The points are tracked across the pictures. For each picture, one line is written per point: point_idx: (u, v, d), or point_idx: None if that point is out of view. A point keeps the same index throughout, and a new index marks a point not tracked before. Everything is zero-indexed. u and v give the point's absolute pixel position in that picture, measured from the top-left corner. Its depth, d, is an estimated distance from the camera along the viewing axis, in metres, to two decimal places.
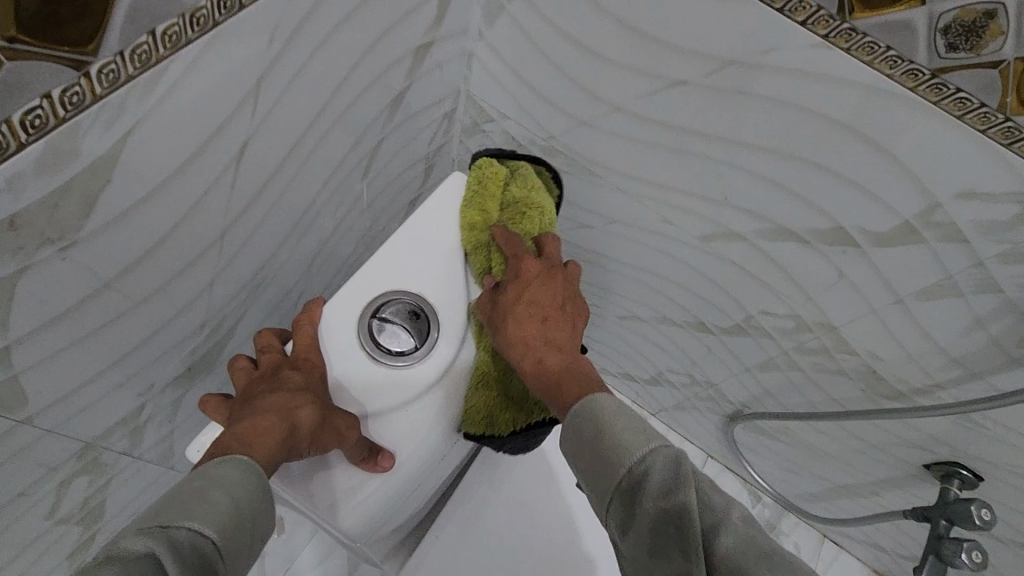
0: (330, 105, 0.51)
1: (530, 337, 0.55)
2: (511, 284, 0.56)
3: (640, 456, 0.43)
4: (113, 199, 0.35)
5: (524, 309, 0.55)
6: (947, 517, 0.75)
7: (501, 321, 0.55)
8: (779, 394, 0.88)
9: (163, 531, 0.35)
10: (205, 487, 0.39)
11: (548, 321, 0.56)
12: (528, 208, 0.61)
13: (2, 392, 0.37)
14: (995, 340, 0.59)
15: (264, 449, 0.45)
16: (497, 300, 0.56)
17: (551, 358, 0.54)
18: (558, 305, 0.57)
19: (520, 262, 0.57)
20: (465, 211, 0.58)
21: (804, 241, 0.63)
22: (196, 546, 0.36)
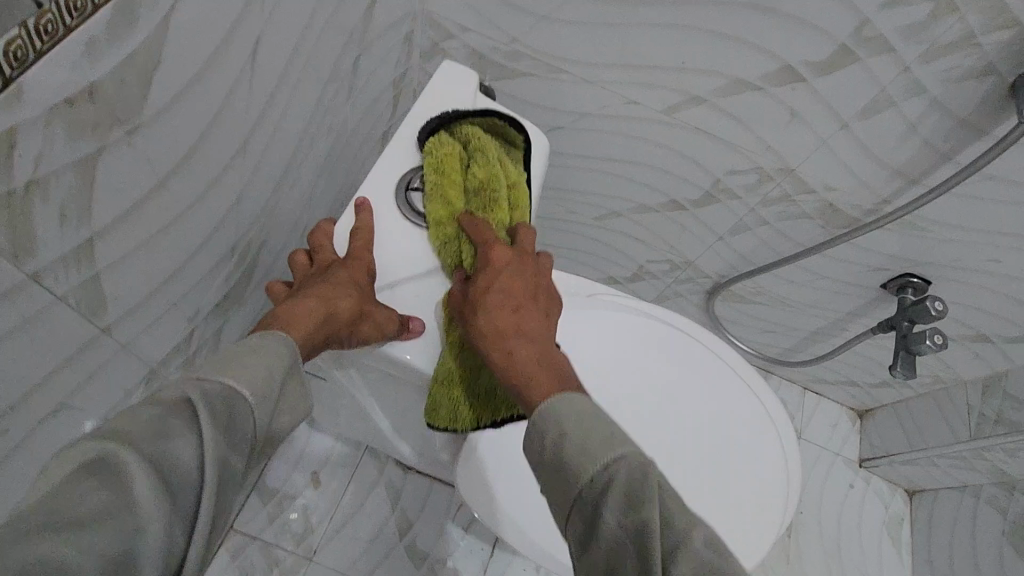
0: (317, 11, 0.54)
1: (500, 329, 0.50)
2: (480, 274, 0.53)
3: (605, 464, 0.39)
4: (165, 82, 0.37)
5: (496, 296, 0.51)
6: (908, 318, 0.86)
7: (471, 315, 0.51)
8: (751, 255, 0.98)
9: (198, 383, 0.33)
10: (244, 350, 0.37)
11: (520, 310, 0.51)
12: (495, 193, 0.57)
13: (90, 293, 0.39)
14: (926, 141, 0.69)
15: (302, 329, 0.43)
16: (468, 291, 0.53)
17: (520, 350, 0.48)
18: (529, 292, 0.53)
19: (487, 245, 0.53)
20: (432, 206, 0.57)
21: (757, 88, 0.71)
22: (231, 403, 0.33)
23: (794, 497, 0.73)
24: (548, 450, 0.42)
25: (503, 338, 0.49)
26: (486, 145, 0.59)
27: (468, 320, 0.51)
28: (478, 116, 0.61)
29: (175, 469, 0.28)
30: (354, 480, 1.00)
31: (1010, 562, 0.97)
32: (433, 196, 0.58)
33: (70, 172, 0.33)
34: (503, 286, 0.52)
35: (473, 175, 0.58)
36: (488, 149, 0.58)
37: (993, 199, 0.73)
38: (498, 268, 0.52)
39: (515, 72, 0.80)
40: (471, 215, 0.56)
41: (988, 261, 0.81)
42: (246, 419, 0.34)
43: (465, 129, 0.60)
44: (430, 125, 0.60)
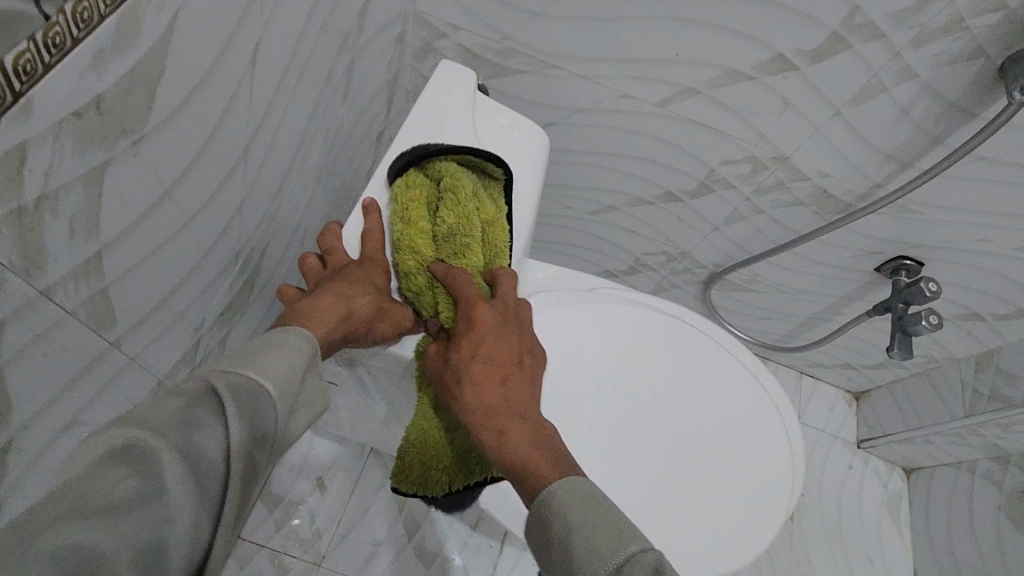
0: (313, 15, 0.54)
1: (489, 407, 0.49)
2: (462, 342, 0.52)
3: (616, 565, 0.36)
4: (169, 91, 0.37)
5: (482, 368, 0.50)
6: (903, 300, 0.88)
7: (456, 388, 0.50)
8: (746, 244, 0.99)
9: (220, 377, 0.33)
10: (267, 344, 0.37)
11: (506, 382, 0.50)
12: (467, 239, 0.57)
13: (100, 307, 0.38)
14: (917, 125, 0.70)
15: (323, 322, 0.44)
16: (451, 361, 0.52)
17: (510, 429, 0.47)
18: (513, 358, 0.52)
19: (469, 310, 0.52)
20: (401, 256, 0.57)
21: (750, 78, 0.71)
22: (253, 397, 0.33)
23: (797, 483, 0.74)
24: (554, 543, 0.39)
25: (491, 417, 0.48)
26: (462, 185, 0.57)
27: (453, 393, 0.50)
28: (452, 150, 0.58)
29: (199, 462, 0.28)
30: (359, 484, 1.00)
31: (1008, 534, 1.00)
32: (402, 241, 0.57)
33: (79, 184, 0.32)
34: (487, 356, 0.51)
35: (446, 221, 0.57)
36: (463, 190, 0.57)
37: (982, 181, 0.74)
38: (479, 335, 0.51)
39: (508, 69, 0.80)
40: (447, 270, 0.55)
41: (979, 242, 0.83)
42: (268, 414, 0.33)
43: (440, 165, 0.58)
44: (399, 160, 0.58)
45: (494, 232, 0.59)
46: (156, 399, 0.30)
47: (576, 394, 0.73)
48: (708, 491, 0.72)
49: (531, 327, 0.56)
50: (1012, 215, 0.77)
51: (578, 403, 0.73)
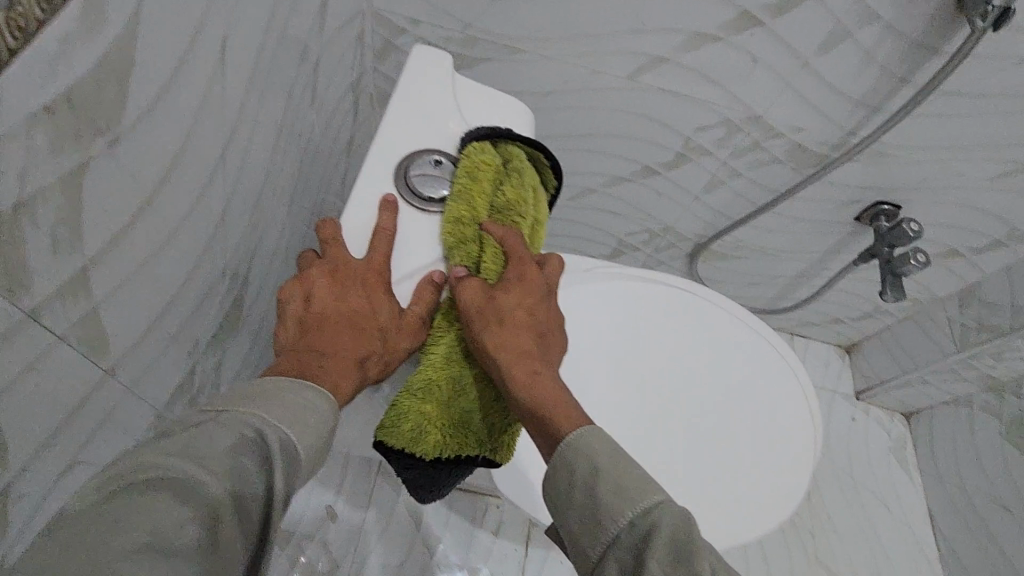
0: (275, 10, 0.52)
1: (526, 351, 0.49)
2: (507, 286, 0.51)
3: (643, 508, 0.39)
4: (139, 88, 0.34)
5: (524, 316, 0.51)
6: (888, 244, 0.90)
7: (492, 324, 0.49)
8: (727, 210, 0.99)
9: (266, 426, 0.34)
10: (304, 405, 0.37)
11: (541, 337, 0.51)
12: (521, 214, 0.54)
13: (90, 333, 0.35)
14: (883, 67, 0.71)
15: (343, 390, 0.44)
16: (492, 297, 0.50)
17: (544, 376, 0.48)
18: (551, 323, 0.53)
19: (519, 260, 0.52)
20: (455, 203, 0.53)
21: (717, 39, 0.72)
22: (288, 458, 0.35)
23: (813, 453, 0.73)
24: (579, 488, 0.41)
25: (529, 360, 0.49)
26: (525, 172, 0.55)
27: (489, 327, 0.49)
28: (526, 142, 0.56)
29: (242, 510, 0.30)
30: (371, 505, 0.96)
31: (1013, 459, 1.02)
32: (457, 194, 0.53)
33: (56, 189, 0.29)
34: (529, 310, 0.51)
35: (505, 192, 0.54)
36: (527, 176, 0.55)
37: (947, 115, 0.76)
38: (524, 285, 0.52)
39: (474, 59, 0.79)
40: (501, 227, 0.53)
41: (950, 176, 0.85)
42: (295, 476, 0.35)
43: (508, 150, 0.56)
44: (474, 133, 0.56)
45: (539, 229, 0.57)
46: (210, 428, 0.32)
47: (584, 378, 0.72)
48: (722, 465, 0.71)
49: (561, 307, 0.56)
50: (980, 145, 0.80)
51: (592, 381, 0.72)
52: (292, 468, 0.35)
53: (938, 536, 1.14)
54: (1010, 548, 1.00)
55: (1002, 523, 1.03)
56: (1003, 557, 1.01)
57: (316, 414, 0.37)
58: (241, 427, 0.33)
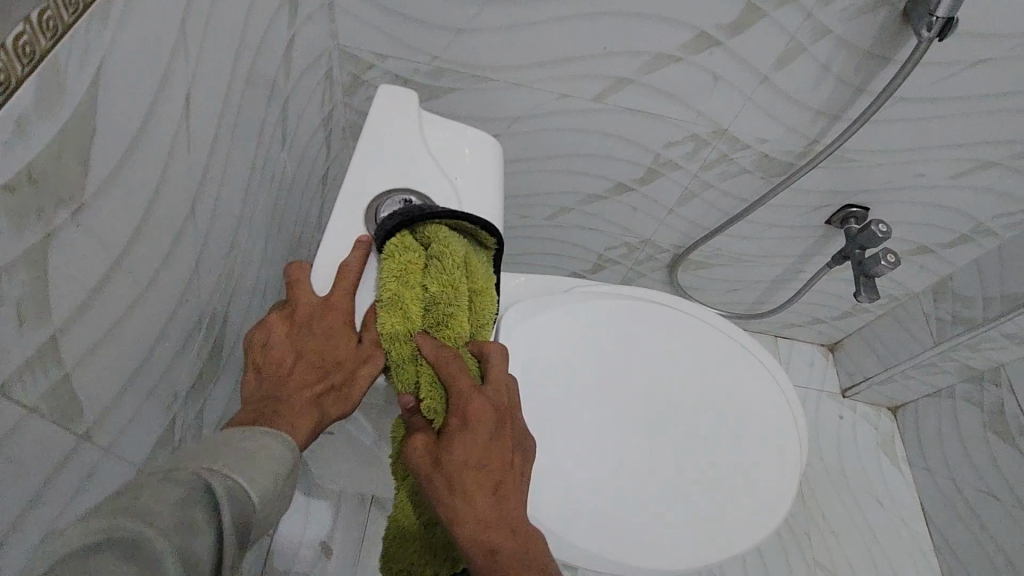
0: (240, 59, 0.52)
1: (484, 518, 0.45)
2: (452, 438, 0.47)
3: None
4: (101, 154, 0.35)
5: (475, 472, 0.46)
6: (859, 246, 0.92)
7: (444, 488, 0.46)
8: (702, 220, 1.01)
9: (213, 475, 0.34)
10: (250, 453, 0.38)
11: (500, 489, 0.47)
12: (453, 312, 0.53)
13: (63, 400, 0.35)
14: (839, 78, 0.74)
15: (302, 427, 0.45)
16: (440, 460, 0.47)
17: (505, 546, 0.44)
18: (507, 460, 0.48)
19: (461, 397, 0.48)
20: (388, 319, 0.52)
21: (677, 59, 0.74)
22: (240, 506, 0.34)
23: (800, 458, 0.74)
24: None
25: (485, 529, 0.45)
26: (451, 252, 0.53)
27: (439, 494, 0.46)
28: (444, 216, 0.54)
29: (196, 566, 0.29)
30: (366, 538, 0.95)
31: (997, 448, 1.03)
32: (387, 306, 0.52)
33: (20, 265, 0.30)
34: (480, 458, 0.47)
35: (434, 291, 0.53)
36: (454, 259, 0.53)
37: (904, 120, 0.79)
38: (474, 432, 0.47)
39: (442, 89, 0.81)
40: (435, 350, 0.51)
41: (912, 177, 0.88)
42: (249, 524, 0.34)
43: (428, 231, 0.54)
44: (386, 225, 0.53)
45: (483, 305, 0.55)
46: (162, 484, 0.31)
47: (567, 396, 0.73)
48: (713, 477, 0.71)
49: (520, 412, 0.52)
50: (938, 146, 0.82)
51: (585, 394, 0.73)
52: (244, 516, 0.34)
53: (931, 529, 1.15)
54: (1001, 537, 1.01)
55: (991, 513, 1.04)
56: (995, 546, 1.02)
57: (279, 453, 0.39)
58: (192, 481, 0.32)
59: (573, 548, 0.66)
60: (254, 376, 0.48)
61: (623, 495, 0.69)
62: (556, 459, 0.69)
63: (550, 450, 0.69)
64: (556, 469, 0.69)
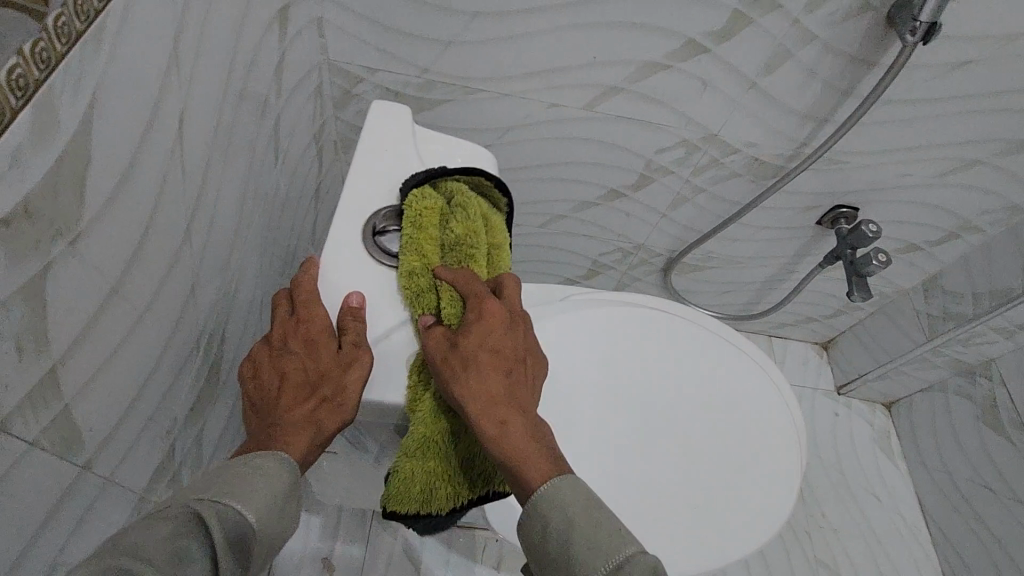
0: (231, 78, 0.52)
1: (496, 395, 0.47)
2: (468, 331, 0.49)
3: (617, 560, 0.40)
4: (96, 182, 0.34)
5: (490, 358, 0.48)
6: (850, 246, 0.92)
7: (459, 370, 0.48)
8: (694, 224, 1.02)
9: (204, 504, 0.35)
10: (246, 473, 0.38)
11: (513, 376, 0.49)
12: (474, 248, 0.53)
13: (63, 432, 0.34)
14: (826, 82, 0.75)
15: (298, 446, 0.44)
16: (456, 347, 0.49)
17: (517, 424, 0.47)
18: (519, 357, 0.50)
19: (478, 300, 0.50)
20: (406, 257, 0.53)
21: (666, 67, 0.74)
22: (233, 530, 0.36)
23: (801, 458, 0.75)
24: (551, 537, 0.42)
25: (498, 406, 0.47)
26: (470, 202, 0.55)
27: (455, 377, 0.47)
28: (462, 174, 0.57)
29: None
30: (368, 553, 0.94)
31: (991, 441, 1.05)
32: (406, 244, 0.53)
33: (17, 299, 0.29)
34: (495, 349, 0.49)
35: (454, 230, 0.53)
36: (472, 209, 0.55)
37: (890, 122, 0.80)
38: (490, 327, 0.49)
39: (433, 101, 0.81)
40: (454, 274, 0.51)
41: (900, 177, 0.89)
42: (247, 544, 0.36)
43: (450, 186, 0.56)
44: (411, 180, 0.56)
45: (498, 257, 0.56)
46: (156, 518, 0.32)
47: (567, 404, 0.72)
48: (715, 481, 0.71)
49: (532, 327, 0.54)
50: (924, 146, 0.83)
51: (586, 400, 0.73)
52: (241, 538, 0.36)
53: (929, 523, 1.16)
54: (998, 529, 1.02)
55: (987, 505, 1.05)
56: (992, 539, 1.03)
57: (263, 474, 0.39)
58: (186, 512, 0.34)
59: None
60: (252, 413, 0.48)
61: (626, 501, 0.69)
62: None
63: None
64: None
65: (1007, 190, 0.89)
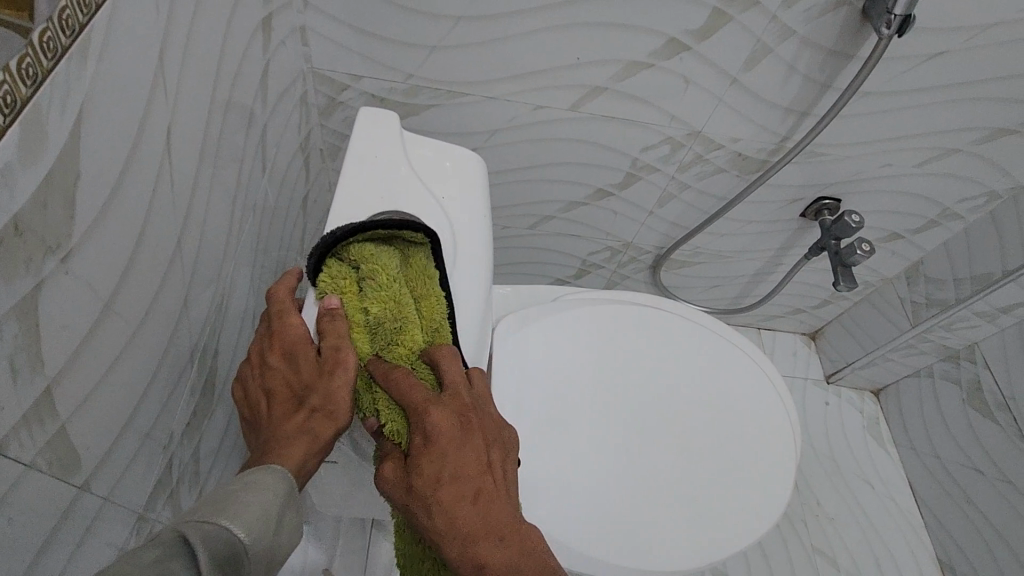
0: (217, 89, 0.52)
1: (468, 532, 0.44)
2: (419, 458, 0.45)
3: None
4: (86, 197, 0.34)
5: (449, 486, 0.44)
6: (834, 237, 0.94)
7: (423, 512, 0.45)
8: (682, 220, 1.03)
9: (193, 524, 0.33)
10: (237, 490, 0.37)
11: (480, 497, 0.45)
12: (401, 325, 0.51)
13: (60, 453, 0.34)
14: (806, 76, 0.76)
15: (294, 456, 0.43)
16: (412, 484, 0.45)
17: (494, 559, 0.43)
18: (482, 466, 0.46)
19: (420, 418, 0.46)
20: None
21: (649, 65, 0.75)
22: (225, 548, 0.33)
23: (795, 445, 0.76)
24: None
25: (472, 545, 0.44)
26: (384, 270, 0.51)
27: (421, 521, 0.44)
28: (367, 230, 0.52)
29: None
30: (368, 561, 0.94)
31: (978, 423, 1.07)
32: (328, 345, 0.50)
33: (11, 317, 0.29)
34: (454, 472, 0.45)
35: (374, 314, 0.50)
36: (388, 278, 0.51)
37: (869, 113, 0.81)
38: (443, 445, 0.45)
39: (419, 106, 0.81)
40: (386, 370, 0.49)
41: (880, 168, 0.91)
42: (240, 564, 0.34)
43: (354, 254, 0.52)
44: (313, 261, 0.52)
45: (430, 309, 0.53)
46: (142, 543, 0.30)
47: (565, 403, 0.73)
48: (712, 470, 0.72)
49: (492, 414, 0.50)
50: (903, 136, 0.85)
51: (583, 398, 0.74)
52: (233, 558, 0.34)
53: (921, 507, 1.18)
54: (989, 510, 1.04)
55: (978, 487, 1.07)
56: (984, 520, 1.05)
57: (254, 486, 0.38)
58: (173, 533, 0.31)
59: (583, 555, 0.67)
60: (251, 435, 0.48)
61: (626, 496, 0.69)
62: (559, 466, 0.70)
63: (554, 458, 0.70)
64: (560, 477, 0.69)
65: (984, 177, 0.91)
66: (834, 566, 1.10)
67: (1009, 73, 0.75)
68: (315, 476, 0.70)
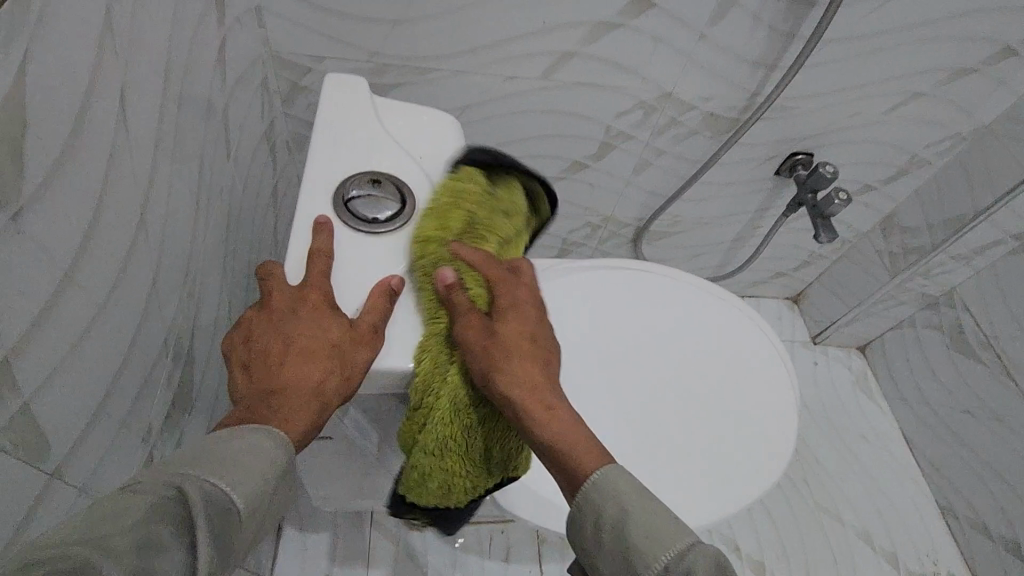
0: (173, 58, 0.49)
1: (535, 382, 0.49)
2: (507, 317, 0.50)
3: (677, 552, 0.40)
4: (35, 151, 0.31)
5: (528, 345, 0.50)
6: (811, 190, 0.95)
7: (504, 361, 0.48)
8: (659, 188, 1.02)
9: (187, 481, 0.31)
10: (238, 448, 0.35)
11: (548, 364, 0.51)
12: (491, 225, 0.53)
13: (20, 432, 0.31)
14: (771, 28, 0.76)
15: (302, 423, 0.42)
16: (499, 333, 0.49)
17: (559, 407, 0.49)
18: (547, 342, 0.53)
19: (508, 284, 0.51)
20: (421, 234, 0.50)
21: (617, 26, 0.74)
22: (218, 511, 0.32)
23: (791, 393, 0.75)
24: (607, 535, 0.43)
25: (541, 391, 0.49)
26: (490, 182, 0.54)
27: (503, 366, 0.47)
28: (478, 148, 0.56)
29: None
30: (371, 558, 0.91)
31: (963, 365, 1.08)
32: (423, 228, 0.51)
33: None
34: (531, 336, 0.51)
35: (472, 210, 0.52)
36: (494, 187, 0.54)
37: (833, 63, 0.82)
38: (521, 306, 0.51)
39: (386, 85, 0.79)
40: (477, 254, 0.50)
41: (848, 119, 0.92)
42: (232, 534, 0.32)
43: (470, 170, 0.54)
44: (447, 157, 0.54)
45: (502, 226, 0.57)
46: (126, 501, 0.29)
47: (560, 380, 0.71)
48: (712, 421, 0.71)
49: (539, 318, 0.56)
50: (868, 84, 0.86)
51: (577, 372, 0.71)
52: (224, 522, 0.32)
53: (916, 454, 1.20)
54: (981, 450, 1.06)
55: (968, 427, 1.08)
56: (978, 460, 1.06)
57: (264, 447, 0.36)
58: (162, 491, 0.30)
59: None
60: (246, 377, 0.45)
61: (643, 462, 0.68)
62: None
63: None
64: None
65: (947, 119, 0.93)
66: (838, 519, 1.10)
67: (965, 10, 0.76)
68: (309, 468, 0.67)
